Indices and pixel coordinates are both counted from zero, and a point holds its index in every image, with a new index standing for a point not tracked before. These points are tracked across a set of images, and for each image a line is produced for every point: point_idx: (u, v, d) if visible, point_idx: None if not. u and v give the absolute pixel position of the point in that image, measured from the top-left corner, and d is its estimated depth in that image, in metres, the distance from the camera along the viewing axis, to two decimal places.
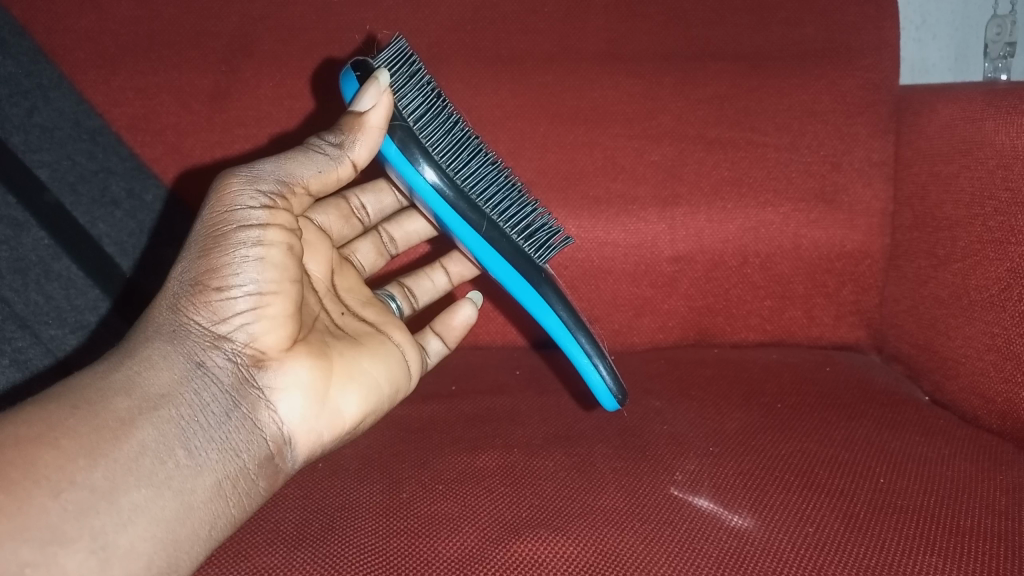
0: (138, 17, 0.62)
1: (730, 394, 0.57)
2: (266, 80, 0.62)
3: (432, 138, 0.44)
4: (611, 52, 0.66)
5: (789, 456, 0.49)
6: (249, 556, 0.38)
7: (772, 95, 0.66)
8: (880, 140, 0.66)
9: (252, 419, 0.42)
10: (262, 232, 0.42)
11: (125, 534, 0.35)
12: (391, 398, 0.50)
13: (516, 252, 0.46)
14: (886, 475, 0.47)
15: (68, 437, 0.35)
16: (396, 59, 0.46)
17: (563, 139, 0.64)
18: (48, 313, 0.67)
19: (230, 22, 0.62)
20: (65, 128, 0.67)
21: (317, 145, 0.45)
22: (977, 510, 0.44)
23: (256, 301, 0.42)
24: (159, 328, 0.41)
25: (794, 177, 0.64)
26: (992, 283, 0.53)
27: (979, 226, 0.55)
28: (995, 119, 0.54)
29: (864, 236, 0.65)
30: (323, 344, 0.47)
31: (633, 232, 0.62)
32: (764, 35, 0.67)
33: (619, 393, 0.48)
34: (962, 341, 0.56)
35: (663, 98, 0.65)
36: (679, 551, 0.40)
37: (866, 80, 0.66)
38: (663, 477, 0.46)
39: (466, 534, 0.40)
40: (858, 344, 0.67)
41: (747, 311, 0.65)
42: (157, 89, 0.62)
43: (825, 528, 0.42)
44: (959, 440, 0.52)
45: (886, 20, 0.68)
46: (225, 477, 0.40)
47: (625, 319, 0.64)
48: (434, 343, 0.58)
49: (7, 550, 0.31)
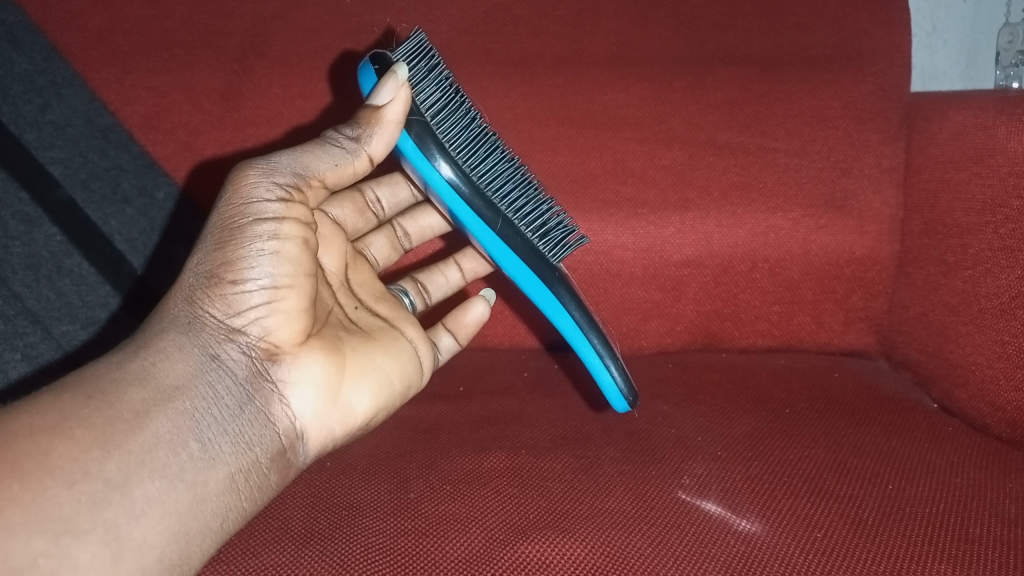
0: (151, 16, 0.63)
1: (738, 398, 0.57)
2: (277, 80, 0.62)
3: (449, 134, 0.44)
4: (621, 56, 0.66)
5: (798, 461, 0.49)
6: (256, 553, 0.38)
7: (783, 100, 0.66)
8: (891, 146, 0.66)
9: (265, 413, 0.42)
10: (278, 226, 0.42)
11: (137, 526, 0.35)
12: (402, 396, 0.50)
13: (530, 250, 0.46)
14: (895, 481, 0.47)
15: (82, 428, 0.35)
16: (414, 53, 0.46)
17: (573, 142, 0.64)
18: (59, 309, 0.68)
19: (243, 22, 0.63)
20: (78, 125, 0.69)
21: (334, 138, 0.45)
22: (985, 517, 0.44)
23: (270, 295, 0.42)
24: (173, 319, 0.41)
25: (804, 184, 0.64)
26: (1002, 291, 0.53)
27: (989, 234, 0.55)
28: (1007, 126, 0.54)
29: (874, 242, 0.64)
30: (336, 338, 0.47)
31: (642, 236, 0.62)
32: (774, 40, 0.68)
33: (630, 394, 0.49)
34: (972, 348, 0.56)
35: (673, 103, 0.65)
36: (686, 555, 0.40)
37: (877, 86, 0.66)
38: (669, 481, 0.46)
39: (473, 534, 0.40)
40: (866, 351, 0.67)
41: (755, 316, 0.65)
42: (169, 87, 0.62)
43: (833, 532, 0.42)
44: (968, 447, 0.52)
45: (897, 27, 0.68)
46: (237, 471, 0.40)
47: (633, 323, 0.64)
48: (445, 340, 0.58)
49: (20, 541, 0.32)
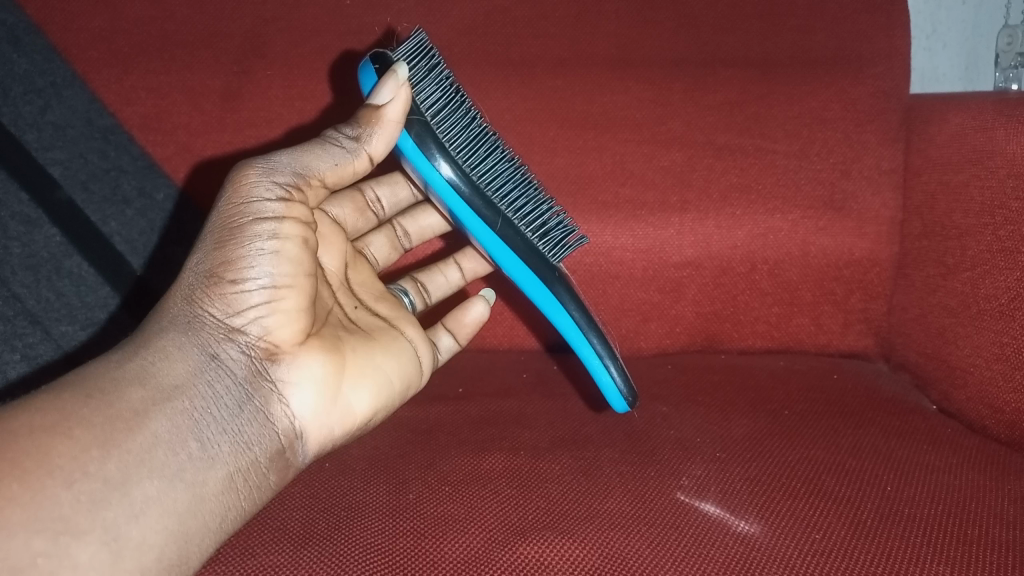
0: (152, 17, 0.63)
1: (737, 400, 0.57)
2: (277, 81, 0.63)
3: (449, 134, 0.44)
4: (621, 58, 0.66)
5: (797, 462, 0.49)
6: (255, 554, 0.38)
7: (782, 102, 0.66)
8: (890, 148, 0.66)
9: (264, 412, 0.42)
10: (278, 226, 0.42)
11: (137, 526, 0.35)
12: (402, 395, 0.50)
13: (530, 251, 0.46)
14: (894, 483, 0.47)
15: (82, 427, 0.35)
16: (415, 53, 0.46)
17: (573, 143, 0.64)
18: (59, 310, 0.69)
19: (243, 23, 0.63)
20: (78, 126, 0.69)
21: (334, 137, 0.45)
22: (984, 519, 0.44)
23: (270, 294, 0.42)
24: (173, 319, 0.41)
25: (803, 185, 0.64)
26: (1001, 292, 0.53)
27: (988, 235, 0.55)
28: (1007, 127, 0.54)
29: (873, 244, 0.65)
30: (335, 338, 0.47)
31: (642, 237, 0.62)
32: (774, 42, 0.68)
33: (630, 394, 0.49)
34: (971, 350, 0.56)
35: (673, 104, 0.65)
36: (685, 556, 0.40)
37: (877, 88, 0.67)
38: (668, 482, 0.46)
39: (472, 535, 0.40)
40: (865, 353, 0.67)
41: (754, 318, 0.65)
42: (169, 88, 0.62)
43: (832, 534, 0.42)
44: (966, 449, 0.52)
45: (897, 29, 0.68)
46: (236, 470, 0.40)
47: (632, 324, 0.65)
48: (445, 340, 0.58)
49: (20, 539, 0.32)
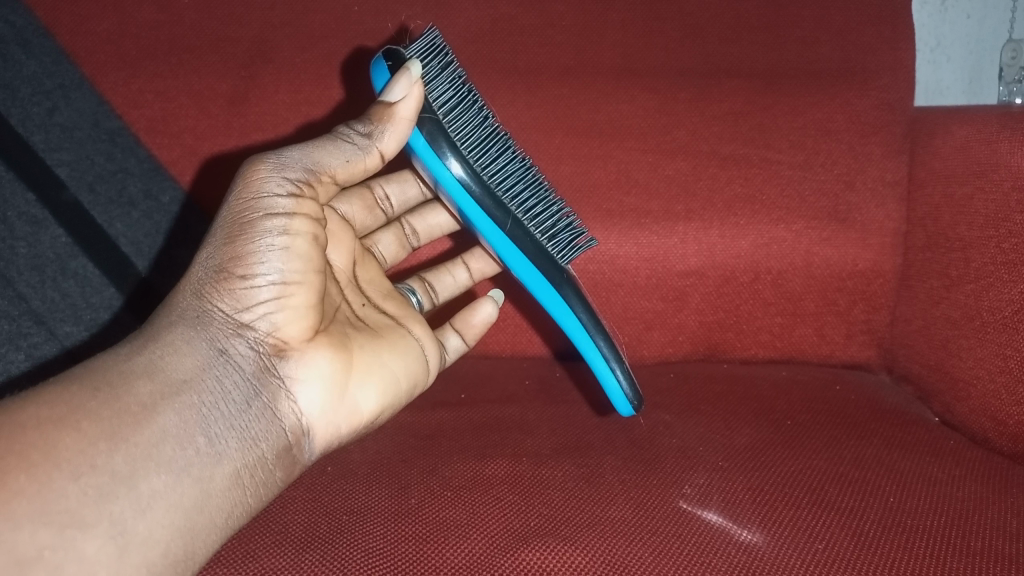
0: (160, 21, 0.63)
1: (740, 409, 0.57)
2: (284, 86, 0.63)
3: (460, 132, 0.44)
4: (627, 67, 0.67)
5: (800, 472, 0.48)
6: (257, 557, 0.38)
7: (787, 113, 0.66)
8: (894, 160, 0.66)
9: (272, 409, 0.42)
10: (288, 222, 0.42)
11: (143, 520, 0.35)
12: (408, 394, 0.50)
13: (538, 252, 0.46)
14: (897, 493, 0.47)
15: (89, 420, 0.35)
16: (428, 51, 0.46)
17: (577, 151, 0.64)
18: (63, 310, 0.70)
19: (251, 28, 0.63)
20: (85, 128, 0.69)
21: (345, 133, 0.44)
22: (988, 532, 0.43)
23: (279, 291, 0.42)
24: (182, 313, 0.41)
25: (807, 196, 0.65)
26: (1005, 305, 0.53)
27: (992, 248, 0.55)
28: (1011, 141, 0.54)
29: (876, 255, 0.64)
30: (343, 335, 0.47)
31: (645, 245, 0.62)
32: (779, 54, 0.68)
33: (635, 398, 0.49)
34: (974, 362, 0.56)
35: (678, 114, 0.66)
36: (685, 564, 0.40)
37: (880, 100, 0.67)
38: (671, 490, 0.46)
39: (474, 541, 0.40)
40: (868, 364, 0.67)
41: (758, 328, 0.65)
42: (176, 92, 0.63)
43: (834, 544, 0.42)
44: (970, 461, 0.51)
45: (901, 42, 0.68)
46: (243, 467, 0.40)
47: (635, 332, 0.65)
48: (453, 340, 0.58)
49: (25, 532, 0.32)
